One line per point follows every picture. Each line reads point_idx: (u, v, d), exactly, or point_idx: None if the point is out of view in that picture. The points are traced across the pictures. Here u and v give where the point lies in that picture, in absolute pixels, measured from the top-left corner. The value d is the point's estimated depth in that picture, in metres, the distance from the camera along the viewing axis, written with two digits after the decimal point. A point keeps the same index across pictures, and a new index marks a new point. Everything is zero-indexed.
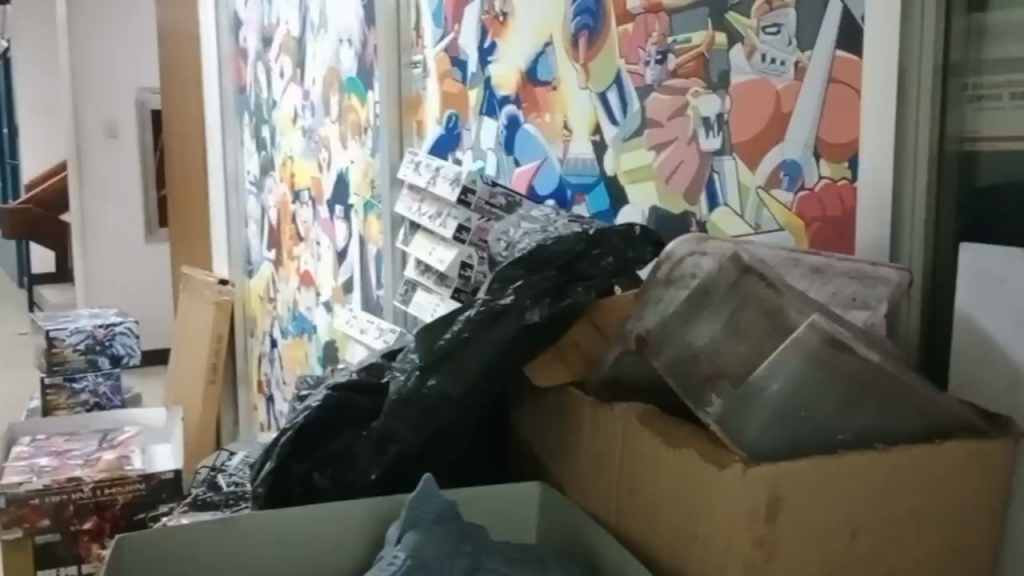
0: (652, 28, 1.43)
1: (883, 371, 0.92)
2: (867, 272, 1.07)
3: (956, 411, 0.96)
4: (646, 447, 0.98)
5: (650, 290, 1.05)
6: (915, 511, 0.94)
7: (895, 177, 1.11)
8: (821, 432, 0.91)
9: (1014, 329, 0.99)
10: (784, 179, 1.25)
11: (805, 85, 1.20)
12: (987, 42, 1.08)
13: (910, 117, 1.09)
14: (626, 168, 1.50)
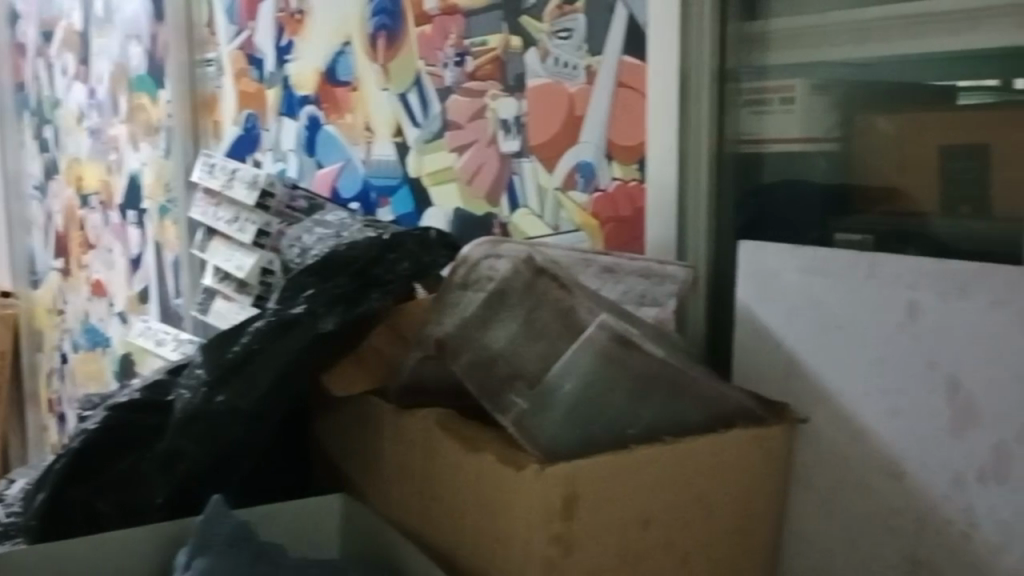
0: (449, 30, 1.43)
1: (668, 364, 0.96)
2: (655, 270, 1.12)
3: (735, 400, 1.01)
4: (445, 453, 0.97)
5: (448, 295, 1.04)
6: (702, 498, 0.99)
7: (679, 178, 1.16)
8: (614, 427, 0.94)
9: (787, 318, 1.06)
10: (579, 181, 1.27)
11: (596, 89, 1.24)
12: (760, 49, 1.15)
13: (691, 120, 1.16)
14: (428, 170, 1.49)
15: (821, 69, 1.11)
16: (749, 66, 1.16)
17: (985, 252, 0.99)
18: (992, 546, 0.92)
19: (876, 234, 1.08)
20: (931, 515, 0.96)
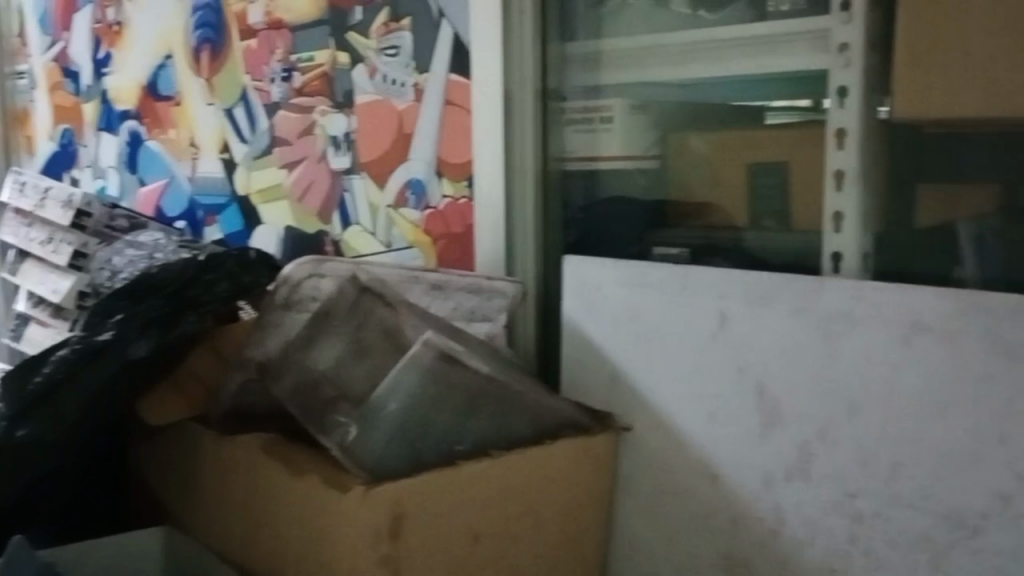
0: (275, 45, 1.40)
1: (493, 380, 0.97)
2: (484, 286, 1.13)
3: (562, 412, 1.04)
4: (268, 477, 0.95)
5: (267, 315, 1.04)
6: (532, 509, 1.00)
7: (507, 196, 1.18)
8: (441, 444, 0.94)
9: (611, 330, 1.11)
10: (410, 198, 1.27)
11: (424, 106, 1.24)
12: (585, 69, 1.21)
13: (516, 138, 1.18)
14: (258, 188, 1.45)
15: (642, 89, 1.18)
16: (580, 86, 1.21)
17: (794, 260, 1.07)
18: (798, 541, 0.99)
19: (691, 247, 1.14)
20: (744, 515, 1.02)
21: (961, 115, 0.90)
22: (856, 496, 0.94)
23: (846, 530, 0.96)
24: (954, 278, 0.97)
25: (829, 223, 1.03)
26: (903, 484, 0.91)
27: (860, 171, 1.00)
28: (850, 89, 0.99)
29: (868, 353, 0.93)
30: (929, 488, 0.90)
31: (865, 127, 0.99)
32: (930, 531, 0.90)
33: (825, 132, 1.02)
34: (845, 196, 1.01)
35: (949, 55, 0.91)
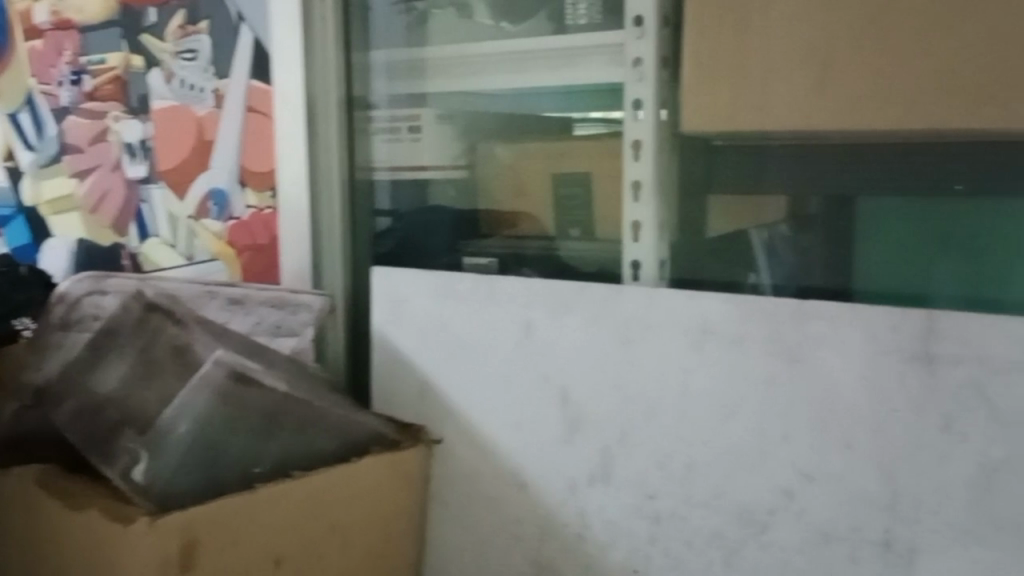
0: (63, 46, 1.31)
1: (290, 398, 0.94)
2: (288, 299, 1.10)
3: (369, 426, 1.02)
4: (47, 510, 0.89)
5: (45, 337, 1.00)
6: (338, 527, 0.97)
7: (311, 206, 1.17)
8: (236, 467, 0.89)
9: (418, 340, 1.12)
10: (212, 208, 1.22)
11: (224, 112, 1.20)
12: (393, 77, 1.20)
13: (322, 149, 1.17)
14: (48, 199, 1.35)
15: (450, 100, 1.18)
16: (401, 92, 1.19)
17: (598, 269, 1.09)
18: (602, 544, 1.02)
19: (496, 257, 1.14)
20: (551, 522, 1.05)
21: (751, 128, 0.94)
22: (655, 498, 0.98)
23: (647, 531, 0.99)
24: (746, 284, 1.01)
25: (629, 232, 1.06)
26: (696, 484, 0.96)
27: (656, 180, 1.04)
28: (644, 101, 1.03)
29: (660, 357, 0.97)
30: (721, 487, 0.95)
31: (658, 137, 1.03)
32: (723, 528, 0.95)
33: (623, 145, 1.05)
34: (643, 206, 1.04)
35: (730, 70, 0.95)
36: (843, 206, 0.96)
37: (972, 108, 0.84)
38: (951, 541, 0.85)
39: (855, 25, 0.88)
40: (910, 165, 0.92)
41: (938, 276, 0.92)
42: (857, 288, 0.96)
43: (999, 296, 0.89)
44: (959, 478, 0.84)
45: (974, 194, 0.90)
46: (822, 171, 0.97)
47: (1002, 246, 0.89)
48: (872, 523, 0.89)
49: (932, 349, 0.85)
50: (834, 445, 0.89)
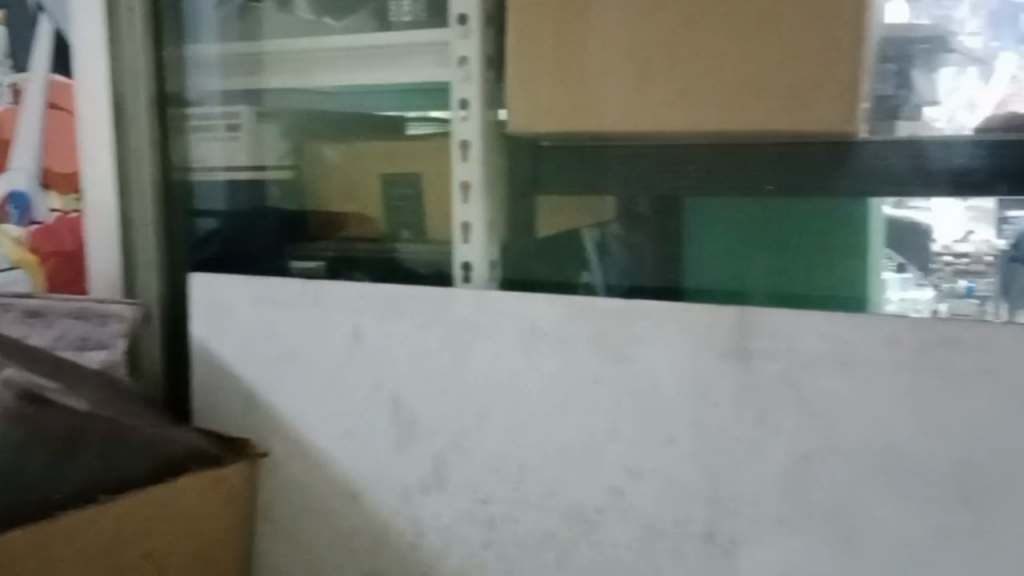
0: None
1: (94, 417, 0.87)
2: (95, 310, 1.03)
3: (188, 440, 0.96)
4: None
5: None
6: (156, 553, 0.92)
7: (121, 206, 1.13)
8: (31, 493, 0.83)
9: (241, 350, 1.07)
10: (13, 213, 1.13)
11: (24, 110, 1.12)
12: (230, 74, 1.15)
13: (131, 152, 1.13)
14: None
15: (285, 95, 1.14)
16: (236, 88, 1.15)
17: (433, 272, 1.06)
18: (437, 551, 1.00)
19: (325, 260, 1.10)
20: (385, 534, 1.02)
21: (579, 122, 0.94)
22: (489, 502, 0.97)
23: (480, 537, 0.98)
24: (580, 284, 1.00)
25: (459, 234, 1.05)
26: (529, 486, 0.96)
27: (484, 181, 1.03)
28: (470, 101, 1.02)
29: (490, 359, 0.96)
30: (553, 487, 0.95)
31: (485, 138, 1.02)
32: (554, 529, 0.96)
33: (449, 145, 1.05)
34: (472, 207, 1.04)
35: (554, 77, 0.95)
36: (671, 211, 0.97)
37: (781, 108, 0.86)
38: (769, 531, 0.88)
39: (670, 28, 0.89)
40: (728, 168, 0.94)
41: (754, 277, 0.93)
42: (683, 287, 0.96)
43: (810, 291, 0.91)
44: (774, 470, 0.87)
45: (783, 193, 0.93)
46: (652, 177, 0.97)
47: (810, 242, 0.92)
48: (695, 516, 0.90)
49: (747, 344, 0.88)
50: (658, 442, 0.91)
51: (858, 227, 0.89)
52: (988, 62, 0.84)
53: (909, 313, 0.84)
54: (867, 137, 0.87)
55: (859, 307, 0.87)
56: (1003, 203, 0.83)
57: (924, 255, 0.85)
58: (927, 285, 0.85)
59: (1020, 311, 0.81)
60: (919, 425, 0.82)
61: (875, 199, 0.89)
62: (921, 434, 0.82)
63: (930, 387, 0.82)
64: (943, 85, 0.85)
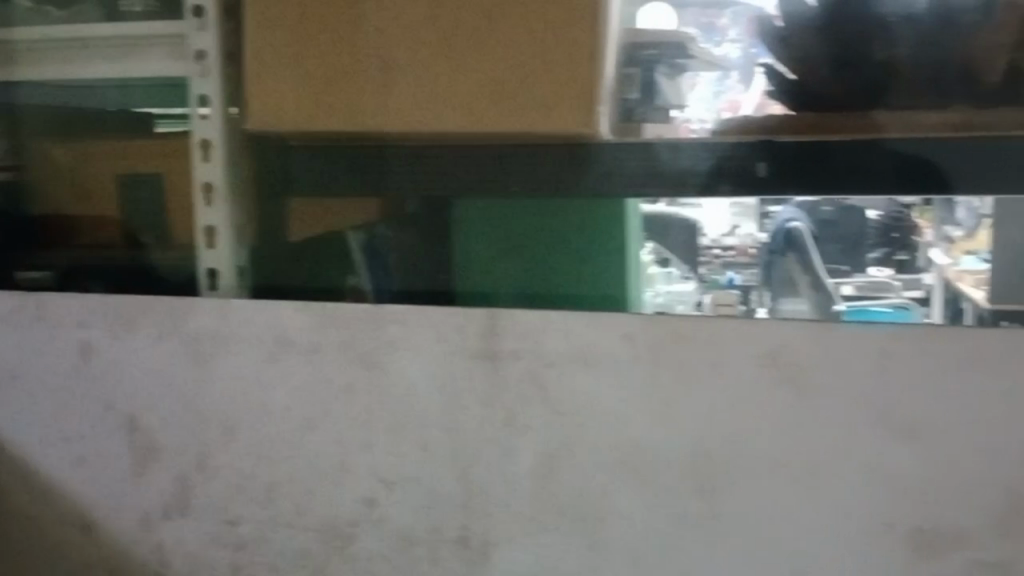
0: None
1: None
2: None
3: None
4: None
5: None
6: None
7: None
8: None
9: None
10: None
11: None
12: None
13: None
14: None
15: (34, 89, 1.04)
16: None
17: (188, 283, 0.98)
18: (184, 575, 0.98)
19: (55, 269, 1.02)
20: (125, 558, 1.00)
21: (325, 127, 0.91)
22: (237, 523, 0.96)
23: (229, 559, 0.97)
24: (346, 289, 0.93)
25: (202, 238, 0.98)
26: (279, 502, 0.95)
27: (227, 182, 0.97)
28: (209, 98, 0.96)
29: (237, 370, 0.95)
30: (302, 503, 0.94)
31: (227, 137, 0.97)
32: (306, 546, 0.95)
33: (190, 143, 0.98)
34: (215, 209, 0.98)
35: (289, 75, 0.91)
36: (438, 209, 0.92)
37: (528, 108, 0.86)
38: (520, 530, 0.89)
39: (407, 25, 0.87)
40: (486, 165, 0.90)
41: (503, 278, 0.91)
42: (452, 290, 0.91)
43: (575, 292, 0.89)
44: (523, 470, 0.88)
45: (526, 194, 0.91)
46: (410, 172, 0.92)
47: (570, 243, 0.90)
48: (448, 522, 0.91)
49: (495, 347, 0.88)
50: (409, 450, 0.91)
51: (616, 228, 0.88)
52: (749, 68, 0.84)
53: (670, 311, 0.84)
54: (610, 139, 0.87)
55: (620, 306, 0.86)
56: (763, 200, 0.84)
57: (692, 250, 0.85)
58: (692, 277, 0.85)
59: (782, 300, 0.82)
60: (657, 419, 0.85)
61: (632, 198, 0.88)
62: (657, 426, 0.85)
63: (663, 379, 0.84)
64: (696, 92, 0.85)
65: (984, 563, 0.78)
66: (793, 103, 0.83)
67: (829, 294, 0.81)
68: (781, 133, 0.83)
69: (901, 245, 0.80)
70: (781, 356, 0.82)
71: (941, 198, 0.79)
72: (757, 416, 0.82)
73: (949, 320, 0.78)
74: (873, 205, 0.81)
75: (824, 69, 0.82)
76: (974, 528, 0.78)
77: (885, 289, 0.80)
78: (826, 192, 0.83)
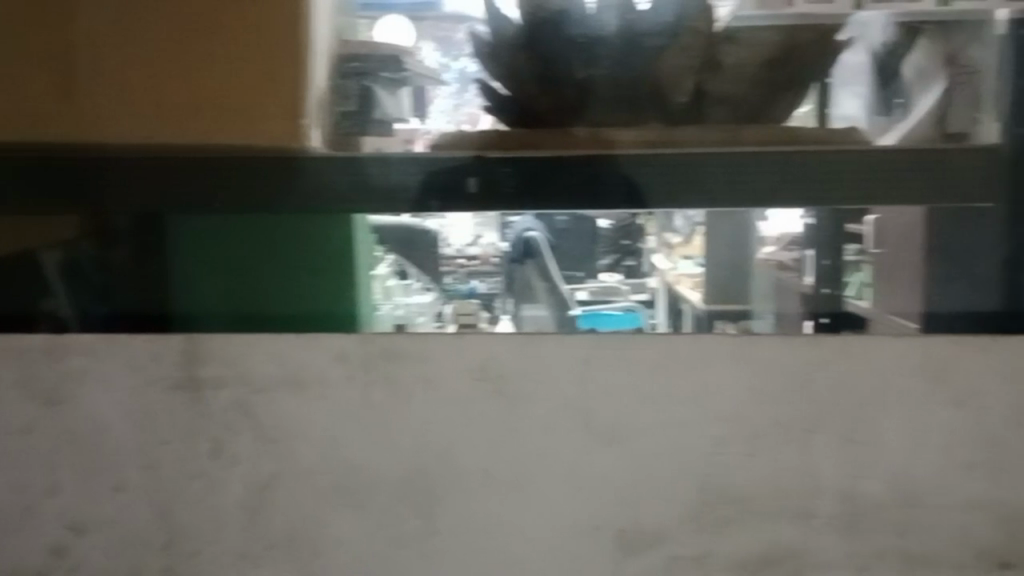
0: None
1: None
2: None
3: None
4: None
5: None
6: None
7: None
8: None
9: None
10: None
11: None
12: None
13: None
14: None
15: None
16: None
17: None
18: None
19: None
20: None
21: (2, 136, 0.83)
22: None
23: None
24: (38, 314, 0.83)
25: None
26: None
27: None
28: None
29: None
30: None
31: None
32: None
33: None
34: None
35: None
36: (145, 227, 0.83)
37: (224, 124, 0.81)
38: (229, 568, 0.84)
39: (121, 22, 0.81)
40: (195, 181, 0.83)
41: (212, 297, 0.83)
42: (165, 313, 0.83)
43: (302, 313, 0.83)
44: (231, 503, 0.84)
45: (240, 210, 0.83)
46: (107, 187, 0.83)
47: (295, 261, 0.83)
48: (150, 565, 0.85)
49: (197, 374, 0.83)
50: (103, 490, 0.84)
51: (343, 244, 0.83)
52: (467, 82, 0.82)
53: (411, 324, 0.82)
54: (320, 150, 0.83)
55: (347, 325, 0.82)
56: (504, 211, 0.82)
57: (435, 259, 0.82)
58: (433, 289, 0.82)
59: (525, 305, 0.82)
60: (370, 438, 0.83)
61: (360, 214, 0.83)
62: (371, 448, 0.83)
63: (377, 399, 0.83)
64: (435, 104, 0.82)
65: (681, 556, 0.82)
66: (502, 118, 0.83)
67: (563, 300, 0.81)
68: (490, 147, 0.83)
69: (628, 250, 0.81)
70: (489, 368, 0.82)
71: (660, 208, 0.82)
72: (469, 430, 0.82)
73: (670, 326, 0.81)
74: (603, 214, 0.82)
75: (530, 85, 0.83)
76: (671, 522, 0.82)
77: (615, 293, 0.82)
78: (549, 205, 0.82)
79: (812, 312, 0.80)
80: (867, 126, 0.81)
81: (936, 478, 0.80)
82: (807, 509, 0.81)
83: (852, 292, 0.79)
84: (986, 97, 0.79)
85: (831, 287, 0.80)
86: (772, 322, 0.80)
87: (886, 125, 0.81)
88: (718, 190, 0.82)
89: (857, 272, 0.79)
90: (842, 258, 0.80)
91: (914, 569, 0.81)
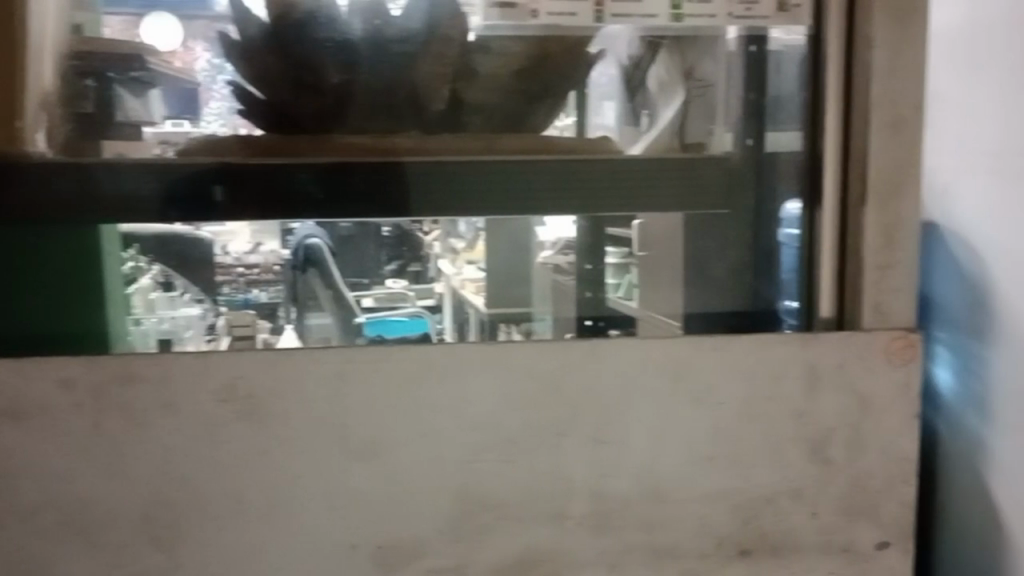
0: None
1: None
2: None
3: None
4: None
5: None
6: None
7: None
8: None
9: None
10: None
11: None
12: None
13: None
14: None
15: None
16: None
17: None
18: None
19: None
20: None
21: None
22: None
23: None
24: None
25: None
26: None
27: None
28: None
29: None
30: None
31: None
32: None
33: None
34: None
35: None
36: None
37: None
38: None
39: None
40: None
41: None
42: None
43: (56, 333, 0.76)
44: None
45: None
46: None
47: (40, 275, 0.77)
48: None
49: None
50: None
51: (92, 257, 0.78)
52: (217, 85, 0.82)
53: (177, 338, 0.77)
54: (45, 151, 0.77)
55: (104, 345, 0.76)
56: (279, 214, 0.80)
57: (209, 268, 0.81)
58: (204, 301, 0.79)
59: (309, 315, 0.79)
60: (99, 467, 0.74)
61: (106, 223, 0.78)
62: (97, 479, 0.74)
63: (104, 428, 0.74)
64: (211, 106, 0.82)
65: (440, 567, 0.79)
66: (261, 123, 0.83)
67: (349, 306, 0.81)
68: (255, 155, 0.81)
69: (411, 256, 0.84)
70: (236, 389, 0.75)
71: (443, 215, 0.83)
72: (208, 456, 0.75)
73: (456, 329, 0.79)
74: (387, 221, 0.83)
75: (288, 89, 0.85)
76: (430, 536, 0.79)
77: (403, 298, 0.82)
78: (332, 212, 0.81)
79: (579, 315, 0.83)
80: (621, 134, 0.88)
81: (680, 473, 0.81)
82: (560, 511, 0.80)
83: (623, 293, 0.85)
84: (719, 111, 0.87)
85: (593, 290, 0.84)
86: (550, 324, 0.82)
87: (636, 134, 0.89)
88: (498, 200, 0.83)
89: (626, 274, 0.85)
90: (605, 262, 0.86)
91: (667, 563, 0.81)
